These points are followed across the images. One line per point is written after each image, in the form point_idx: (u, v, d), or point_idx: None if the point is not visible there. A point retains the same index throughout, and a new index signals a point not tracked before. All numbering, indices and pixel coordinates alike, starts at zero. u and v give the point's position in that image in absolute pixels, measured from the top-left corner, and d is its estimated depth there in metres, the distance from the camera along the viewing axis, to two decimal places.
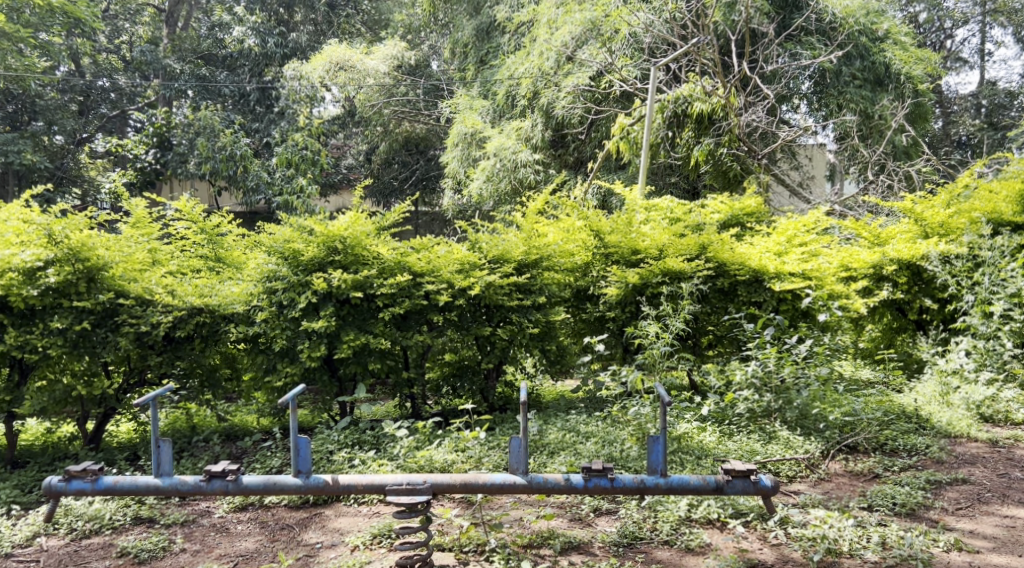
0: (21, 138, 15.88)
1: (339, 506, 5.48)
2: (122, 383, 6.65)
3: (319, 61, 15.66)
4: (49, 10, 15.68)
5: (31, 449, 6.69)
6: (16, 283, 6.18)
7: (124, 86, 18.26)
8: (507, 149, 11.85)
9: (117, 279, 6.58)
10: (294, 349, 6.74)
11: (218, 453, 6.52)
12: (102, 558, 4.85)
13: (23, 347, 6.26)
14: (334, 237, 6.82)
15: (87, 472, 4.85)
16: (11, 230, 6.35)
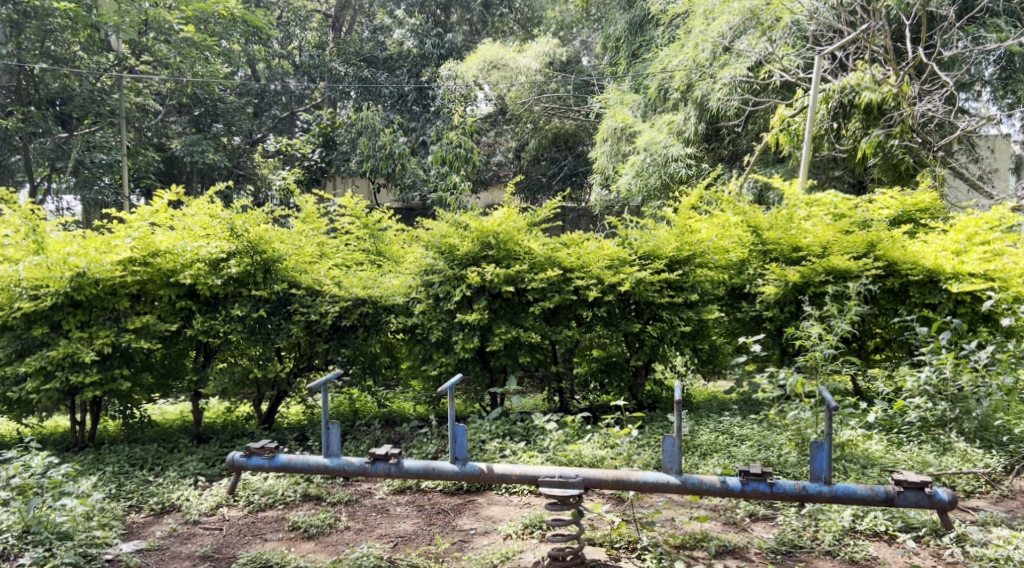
0: (204, 139, 17.23)
1: (491, 494, 5.61)
2: (293, 367, 7.08)
3: (474, 61, 16.12)
4: (232, 20, 16.55)
5: (213, 427, 7.25)
6: (203, 272, 6.70)
7: (294, 89, 19.48)
8: (658, 144, 11.67)
9: (290, 270, 7.05)
10: (449, 340, 6.93)
11: (378, 437, 6.83)
12: (276, 530, 5.20)
13: (208, 332, 6.79)
14: (488, 233, 6.95)
15: (264, 449, 5.20)
16: (198, 224, 6.90)
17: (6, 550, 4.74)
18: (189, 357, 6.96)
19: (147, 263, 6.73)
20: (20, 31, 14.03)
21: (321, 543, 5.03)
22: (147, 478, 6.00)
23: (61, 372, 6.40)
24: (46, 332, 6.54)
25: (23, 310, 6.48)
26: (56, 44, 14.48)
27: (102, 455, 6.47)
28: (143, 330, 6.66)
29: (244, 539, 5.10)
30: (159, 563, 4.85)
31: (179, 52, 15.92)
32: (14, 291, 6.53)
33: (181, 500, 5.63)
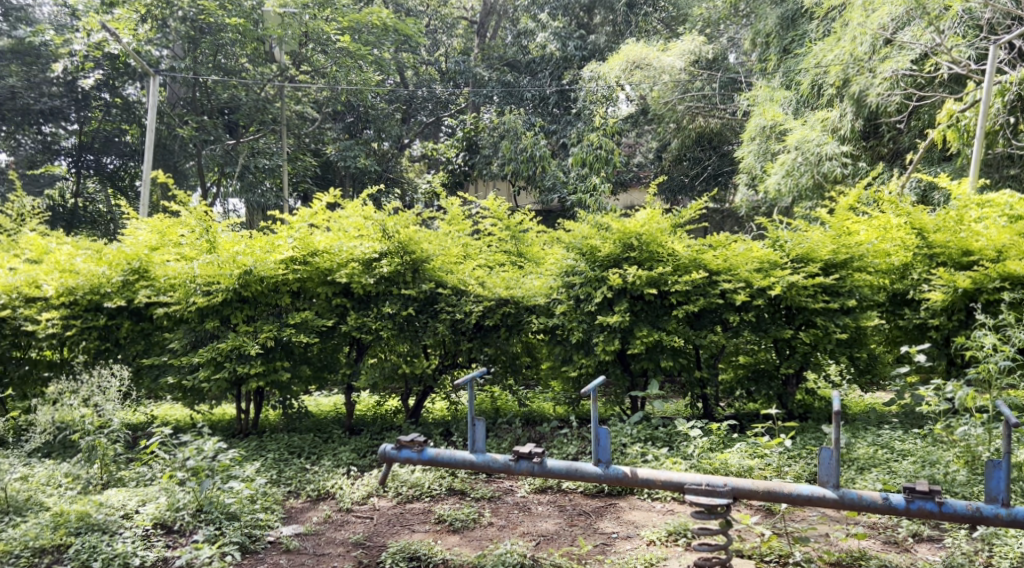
0: (357, 145, 18.00)
1: (632, 499, 5.56)
2: (438, 364, 7.27)
3: (616, 61, 15.91)
4: (384, 29, 17.16)
5: (363, 420, 7.55)
6: (358, 271, 7.01)
7: (439, 94, 19.77)
8: (810, 142, 11.22)
9: (436, 271, 7.24)
10: (590, 341, 6.91)
11: (519, 435, 6.90)
12: (423, 522, 5.36)
13: (361, 328, 7.06)
14: (630, 234, 6.88)
15: (414, 443, 5.35)
16: (353, 226, 7.22)
17: (182, 526, 5.10)
18: (342, 352, 7.27)
19: (306, 262, 7.10)
20: (197, 47, 15.37)
21: (466, 537, 5.13)
22: (305, 466, 6.33)
23: (229, 363, 6.82)
24: (217, 326, 6.99)
25: (197, 305, 6.94)
26: (227, 57, 15.84)
27: (264, 442, 6.88)
28: (302, 325, 7.02)
29: (393, 529, 5.27)
30: (315, 547, 5.08)
31: (336, 62, 16.56)
32: (189, 287, 6.98)
33: (335, 488, 5.90)
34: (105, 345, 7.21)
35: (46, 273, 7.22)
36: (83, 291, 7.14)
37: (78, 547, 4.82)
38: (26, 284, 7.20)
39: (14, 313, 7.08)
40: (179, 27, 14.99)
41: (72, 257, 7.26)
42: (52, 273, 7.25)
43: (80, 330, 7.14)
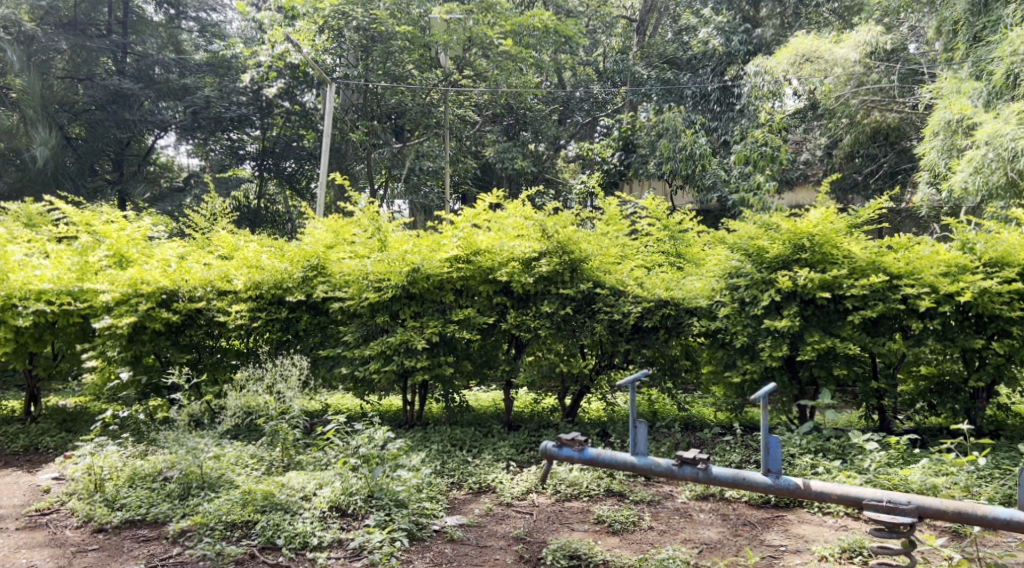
0: (515, 147, 18.28)
1: (801, 512, 5.33)
2: (595, 364, 7.25)
3: (785, 55, 15.01)
4: (545, 32, 17.30)
5: (521, 416, 7.67)
6: (518, 271, 7.12)
7: (596, 93, 19.84)
8: (1004, 136, 10.15)
9: (595, 271, 7.23)
10: (755, 346, 6.67)
11: (679, 440, 6.77)
12: (582, 522, 5.36)
13: (519, 326, 7.14)
14: (802, 235, 6.60)
15: (574, 441, 5.34)
16: (513, 226, 7.32)
17: (355, 510, 5.37)
18: (501, 349, 7.40)
19: (469, 261, 7.30)
20: (367, 55, 16.14)
21: (626, 540, 5.09)
22: (466, 459, 6.49)
23: (397, 356, 7.09)
24: (386, 320, 7.30)
25: (369, 301, 7.29)
26: (395, 64, 16.36)
27: (428, 434, 7.12)
28: (465, 322, 7.21)
29: (553, 526, 5.32)
30: (477, 538, 5.21)
31: (498, 65, 16.94)
32: (362, 283, 7.37)
33: (496, 482, 6.02)
34: (285, 336, 7.68)
35: (236, 268, 7.72)
36: (268, 285, 7.63)
37: (263, 524, 5.17)
38: (219, 279, 7.72)
39: (208, 305, 7.65)
40: (353, 37, 15.85)
41: (258, 254, 7.74)
42: (241, 268, 7.73)
43: (264, 322, 7.63)
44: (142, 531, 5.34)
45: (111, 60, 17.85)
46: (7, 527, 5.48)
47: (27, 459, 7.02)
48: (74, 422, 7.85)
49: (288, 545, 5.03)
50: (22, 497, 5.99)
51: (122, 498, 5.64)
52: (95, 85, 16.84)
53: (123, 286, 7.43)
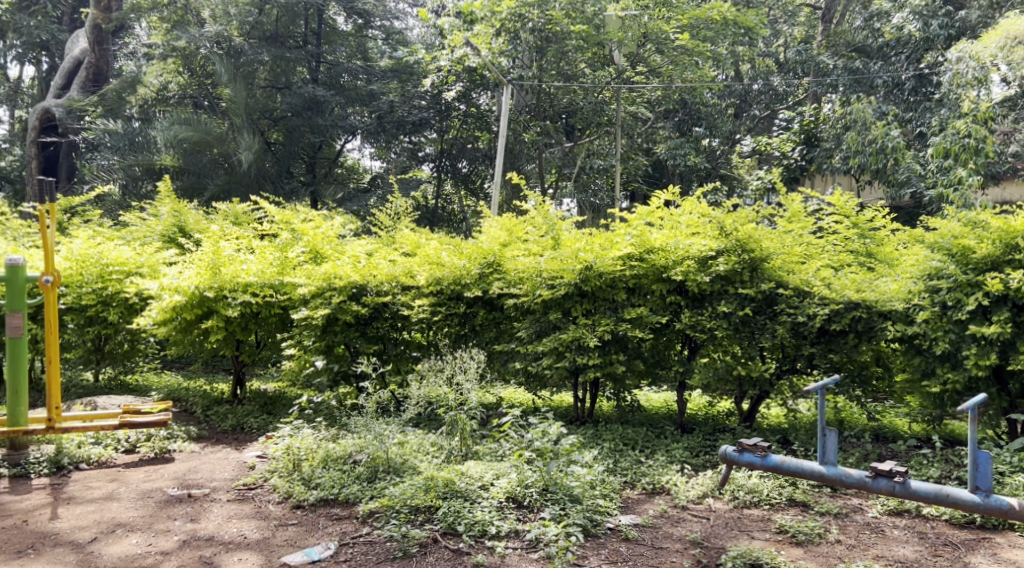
0: (688, 143, 17.91)
1: (1012, 536, 4.91)
2: (775, 368, 6.94)
3: (992, 39, 13.51)
4: (724, 24, 16.87)
5: (695, 419, 7.52)
6: (694, 269, 6.94)
7: (776, 86, 19.10)
8: None
9: (777, 270, 6.96)
10: (958, 354, 6.20)
11: (869, 451, 6.40)
12: (763, 530, 5.20)
13: (695, 326, 6.98)
14: (1015, 234, 6.12)
15: (756, 447, 5.07)
16: (689, 224, 7.20)
17: (531, 502, 5.48)
18: (675, 349, 7.29)
19: (643, 259, 7.23)
20: (542, 56, 16.32)
21: (811, 552, 4.87)
22: (639, 459, 6.45)
23: (570, 353, 7.13)
24: (559, 317, 7.37)
25: (542, 297, 7.37)
26: (569, 64, 16.51)
27: (600, 432, 7.13)
28: (638, 320, 7.13)
29: (731, 533, 5.18)
30: (653, 539, 5.16)
31: (672, 61, 16.75)
32: (536, 280, 7.44)
33: (670, 484, 5.94)
34: (462, 330, 7.91)
35: (419, 265, 8.06)
36: (447, 281, 7.90)
37: (445, 510, 5.36)
38: (403, 274, 8.06)
39: (393, 299, 8.01)
40: (528, 38, 15.98)
41: (439, 251, 8.06)
42: (424, 265, 8.07)
43: (444, 316, 7.89)
44: (335, 510, 5.71)
45: (306, 69, 19.03)
46: (219, 498, 6.00)
47: (235, 437, 7.68)
48: (274, 405, 8.51)
49: (468, 532, 5.18)
50: (231, 472, 6.55)
51: (317, 478, 6.05)
52: (293, 93, 17.92)
53: (318, 280, 7.93)
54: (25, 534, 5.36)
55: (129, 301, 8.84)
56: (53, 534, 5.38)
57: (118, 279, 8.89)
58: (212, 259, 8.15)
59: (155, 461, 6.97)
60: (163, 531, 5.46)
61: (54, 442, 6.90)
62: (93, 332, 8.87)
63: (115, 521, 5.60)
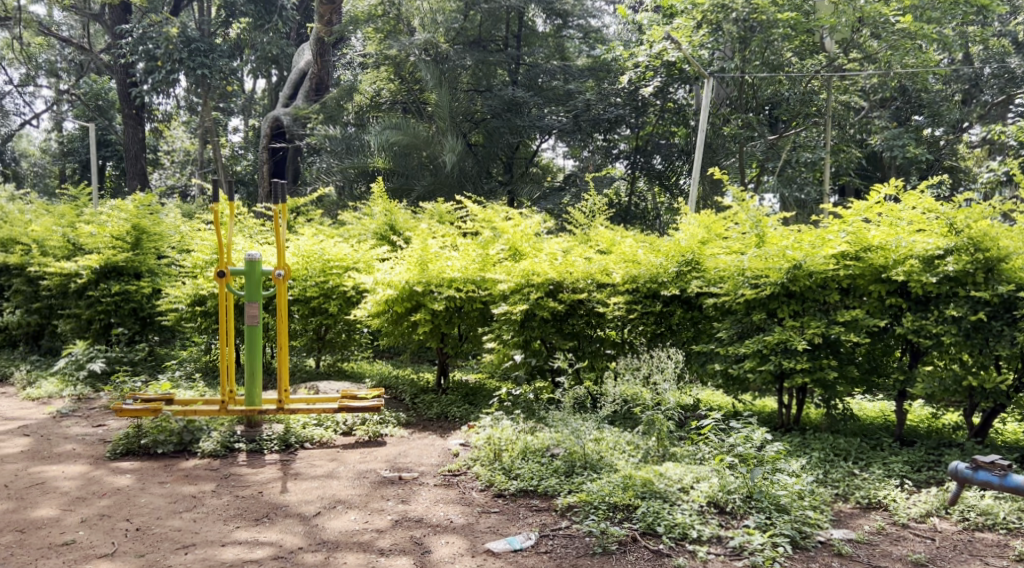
0: (908, 133, 16.57)
1: None
2: (1013, 379, 6.40)
3: None
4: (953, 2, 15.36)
5: (917, 432, 6.98)
6: (918, 270, 6.46)
7: (1014, 68, 17.31)
8: None
9: (1017, 271, 6.33)
10: None
11: None
12: (998, 556, 4.88)
13: (919, 332, 6.50)
14: None
15: (995, 466, 4.72)
16: (910, 220, 6.69)
17: (734, 509, 5.34)
18: (894, 355, 6.81)
19: (858, 258, 6.80)
20: (746, 46, 15.67)
21: None
22: (853, 471, 6.07)
23: (776, 356, 6.84)
24: (764, 319, 7.08)
25: (745, 297, 7.11)
26: (774, 54, 15.78)
27: (808, 440, 6.77)
28: (852, 324, 6.71)
29: (962, 557, 4.87)
30: (870, 557, 4.89)
31: (892, 45, 15.39)
32: (738, 279, 7.18)
33: (888, 500, 5.57)
34: (659, 329, 7.79)
35: (615, 263, 7.97)
36: (644, 279, 7.77)
37: (644, 510, 5.31)
38: (599, 272, 7.98)
39: (589, 296, 7.94)
40: (732, 29, 15.47)
41: (635, 249, 7.97)
42: (620, 263, 7.97)
43: (640, 315, 7.79)
44: (534, 501, 5.82)
45: (506, 72, 19.63)
46: (427, 482, 6.30)
47: (440, 425, 8.04)
48: (476, 396, 8.81)
49: (668, 534, 5.12)
50: (437, 458, 6.86)
51: (517, 469, 6.19)
52: (493, 96, 18.62)
53: (517, 276, 7.98)
54: (260, 504, 5.90)
55: (347, 295, 9.51)
56: (283, 506, 5.88)
57: (337, 274, 9.59)
58: (419, 256, 8.57)
59: (369, 444, 7.45)
60: (378, 510, 5.82)
61: (284, 422, 7.55)
62: (314, 322, 9.63)
63: (336, 498, 6.04)
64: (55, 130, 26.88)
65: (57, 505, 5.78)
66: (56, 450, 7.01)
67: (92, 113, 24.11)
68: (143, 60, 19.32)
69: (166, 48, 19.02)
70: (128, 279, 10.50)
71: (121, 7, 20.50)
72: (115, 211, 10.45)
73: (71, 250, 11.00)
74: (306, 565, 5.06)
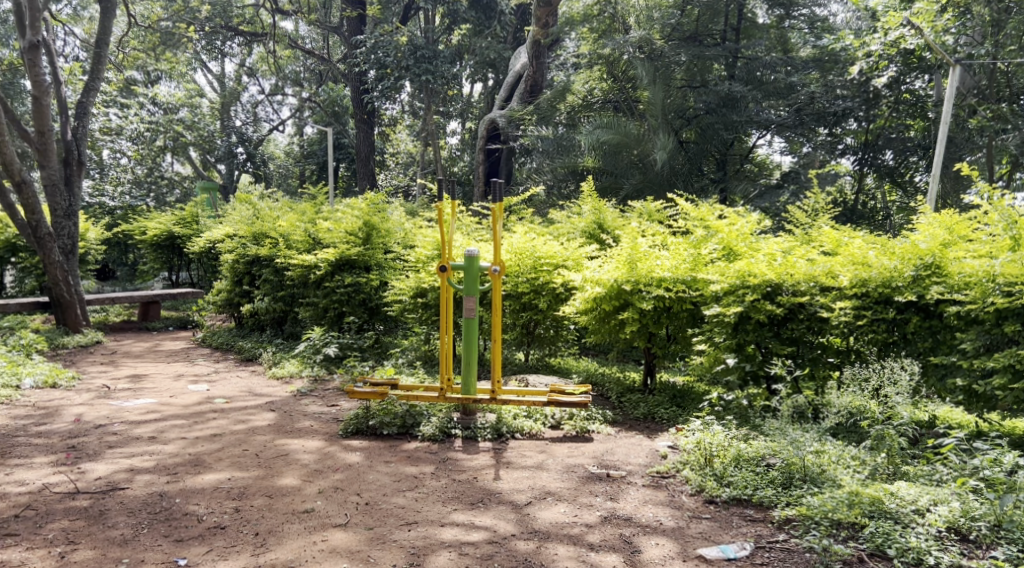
0: None
1: None
2: None
3: None
4: None
5: None
6: None
7: None
8: None
9: None
10: None
11: None
12: None
13: None
14: None
15: None
16: None
17: (979, 537, 4.96)
18: None
19: None
20: (1000, 29, 14.67)
21: None
22: None
23: None
24: (1017, 330, 6.41)
25: (995, 306, 6.48)
26: None
27: None
28: None
29: None
30: None
31: None
32: (987, 285, 6.58)
33: None
34: (891, 338, 7.19)
35: (842, 265, 7.49)
36: (875, 283, 7.23)
37: (873, 530, 5.03)
38: (824, 274, 7.53)
39: (812, 300, 7.51)
40: (983, 11, 14.56)
41: (865, 250, 7.46)
42: (848, 265, 7.48)
43: (870, 322, 7.22)
44: (749, 511, 5.65)
45: (723, 65, 19.01)
46: (636, 482, 6.27)
47: (648, 426, 7.97)
48: (684, 398, 8.58)
49: (900, 558, 4.84)
50: (646, 458, 6.80)
51: (730, 476, 5.99)
52: (709, 91, 18.02)
53: (732, 277, 7.76)
54: (475, 489, 6.15)
55: (557, 292, 9.66)
56: (497, 493, 6.09)
57: (548, 271, 9.75)
58: (629, 255, 8.55)
59: (577, 439, 7.53)
60: (586, 505, 5.87)
61: (496, 412, 7.80)
62: (525, 317, 9.88)
63: (546, 489, 6.16)
64: (298, 135, 29.51)
65: (298, 476, 6.35)
66: (296, 426, 7.69)
67: (329, 119, 26.22)
68: (374, 68, 20.74)
69: (395, 55, 20.33)
70: (358, 271, 11.26)
71: (357, 18, 22.13)
72: (350, 211, 11.60)
73: (311, 244, 12.03)
74: (519, 553, 5.22)
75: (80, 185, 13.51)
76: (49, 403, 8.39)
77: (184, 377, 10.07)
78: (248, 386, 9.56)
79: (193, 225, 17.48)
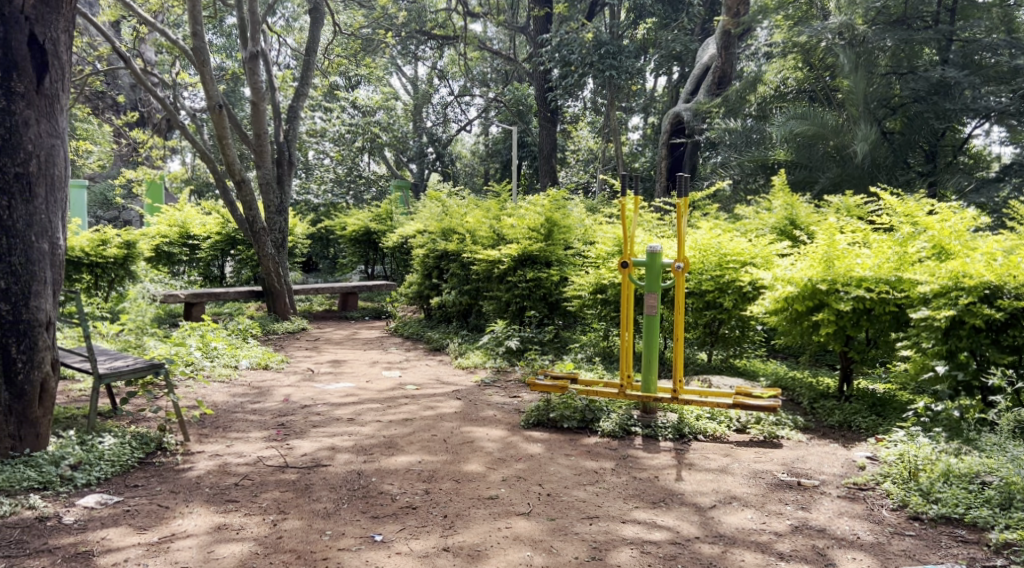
0: None
1: None
2: None
3: None
4: None
5: None
6: None
7: None
8: None
9: None
10: None
11: None
12: None
13: None
14: None
15: None
16: None
17: None
18: None
19: None
20: None
21: None
22: None
23: None
24: None
25: None
26: None
27: None
28: None
29: None
30: None
31: None
32: None
33: None
34: None
35: None
36: None
37: None
38: None
39: None
40: None
41: None
42: None
43: None
44: (960, 532, 5.23)
45: (935, 50, 17.44)
46: (829, 492, 5.94)
47: (843, 435, 7.55)
48: (885, 407, 8.00)
49: None
50: (840, 468, 6.44)
51: (937, 492, 5.53)
52: (919, 77, 16.69)
53: (943, 278, 7.18)
54: (657, 488, 6.07)
55: (743, 290, 9.33)
56: (680, 494, 5.98)
57: (734, 268, 9.47)
58: (826, 253, 8.14)
59: (764, 444, 7.24)
60: (776, 513, 5.63)
61: (677, 412, 7.65)
62: (708, 315, 9.63)
63: (732, 494, 5.97)
64: (483, 134, 30.36)
65: (483, 463, 6.53)
66: (480, 415, 7.92)
67: (513, 119, 26.74)
68: (559, 67, 20.97)
69: (580, 53, 20.44)
70: (540, 267, 11.43)
71: (543, 18, 22.35)
72: (533, 207, 11.74)
73: (495, 240, 12.34)
74: (704, 555, 5.10)
75: (290, 183, 14.60)
76: (261, 384, 9.15)
77: (378, 364, 10.66)
78: (436, 375, 9.97)
79: (387, 222, 18.48)
